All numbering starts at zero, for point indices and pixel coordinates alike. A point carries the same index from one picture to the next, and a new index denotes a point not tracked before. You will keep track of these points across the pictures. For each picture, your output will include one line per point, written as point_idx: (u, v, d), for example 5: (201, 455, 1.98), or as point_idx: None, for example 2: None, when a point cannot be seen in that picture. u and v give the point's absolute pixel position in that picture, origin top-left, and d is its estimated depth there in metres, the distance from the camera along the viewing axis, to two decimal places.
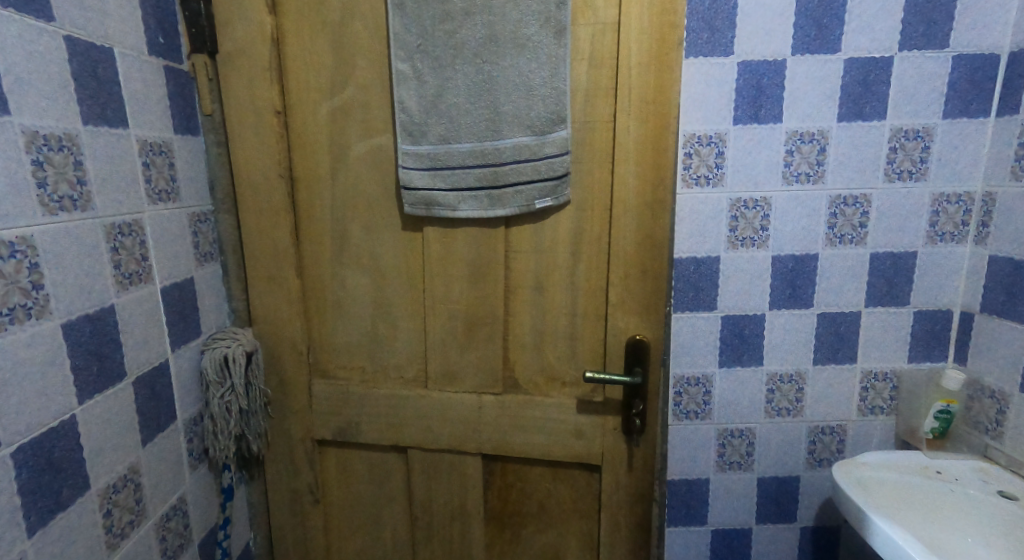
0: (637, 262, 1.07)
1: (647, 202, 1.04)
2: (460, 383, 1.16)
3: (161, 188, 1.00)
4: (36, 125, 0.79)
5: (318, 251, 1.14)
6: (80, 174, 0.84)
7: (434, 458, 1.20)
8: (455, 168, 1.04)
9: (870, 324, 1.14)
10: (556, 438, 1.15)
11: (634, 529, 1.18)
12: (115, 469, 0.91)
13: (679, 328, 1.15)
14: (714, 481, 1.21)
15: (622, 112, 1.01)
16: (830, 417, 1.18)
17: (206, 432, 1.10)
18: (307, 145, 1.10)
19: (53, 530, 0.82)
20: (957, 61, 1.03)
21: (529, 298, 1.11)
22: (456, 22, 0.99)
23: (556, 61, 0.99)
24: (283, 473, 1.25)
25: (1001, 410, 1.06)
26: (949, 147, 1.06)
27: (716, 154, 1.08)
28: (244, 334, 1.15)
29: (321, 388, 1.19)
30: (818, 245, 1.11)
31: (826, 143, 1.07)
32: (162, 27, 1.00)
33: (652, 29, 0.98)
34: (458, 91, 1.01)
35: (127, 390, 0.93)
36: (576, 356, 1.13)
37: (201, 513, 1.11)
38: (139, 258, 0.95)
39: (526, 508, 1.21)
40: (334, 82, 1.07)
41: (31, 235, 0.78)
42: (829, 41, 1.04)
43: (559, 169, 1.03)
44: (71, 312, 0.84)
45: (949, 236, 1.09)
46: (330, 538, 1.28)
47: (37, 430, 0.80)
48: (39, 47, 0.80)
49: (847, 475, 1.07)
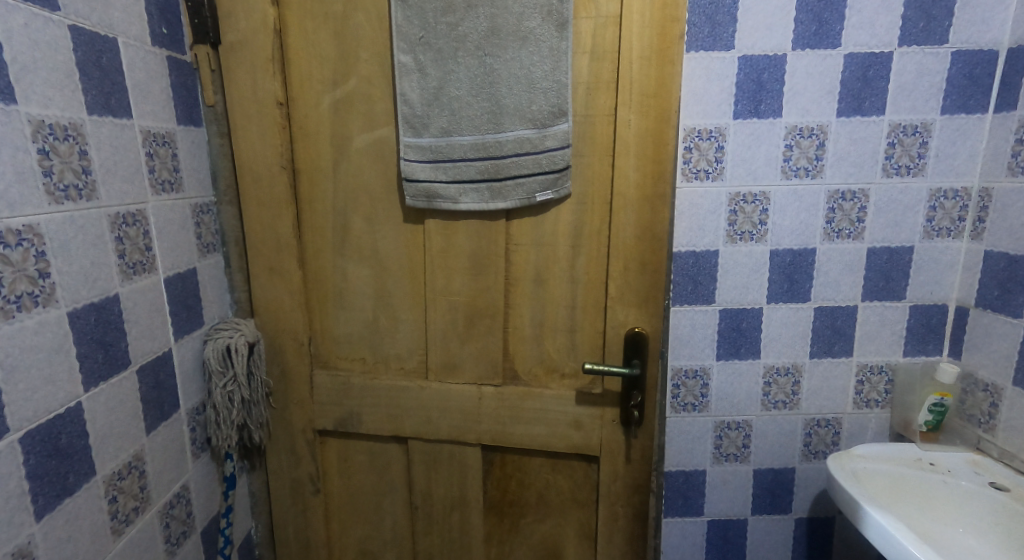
0: (637, 255, 1.08)
1: (647, 196, 1.05)
2: (460, 374, 1.17)
3: (164, 178, 1.00)
4: (42, 114, 0.80)
5: (320, 242, 1.15)
6: (85, 164, 0.85)
7: (434, 449, 1.21)
8: (456, 161, 1.05)
9: (866, 318, 1.15)
10: (556, 429, 1.17)
11: (631, 519, 1.20)
12: (120, 456, 0.92)
13: (677, 321, 1.16)
14: (710, 473, 1.22)
15: (623, 107, 1.02)
16: (825, 410, 1.19)
17: (209, 422, 1.11)
18: (309, 136, 1.11)
19: (60, 515, 0.83)
20: (956, 57, 1.04)
21: (529, 290, 1.12)
22: (458, 14, 0.99)
23: (558, 54, 0.99)
24: (284, 463, 1.26)
25: (994, 403, 1.07)
26: (947, 143, 1.07)
27: (716, 148, 1.09)
28: (247, 324, 1.16)
29: (322, 379, 1.20)
30: (816, 240, 1.12)
31: (825, 138, 1.08)
32: (165, 17, 1.01)
33: (653, 23, 0.98)
34: (460, 85, 1.01)
35: (131, 378, 0.93)
36: (576, 349, 1.14)
37: (204, 502, 1.12)
38: (143, 248, 0.96)
39: (525, 499, 1.22)
40: (337, 74, 1.07)
41: (37, 223, 0.79)
42: (829, 36, 1.04)
43: (560, 162, 1.03)
44: (76, 301, 0.84)
45: (945, 231, 1.10)
46: (331, 528, 1.30)
47: (45, 416, 0.81)
48: (45, 37, 0.80)
49: (842, 467, 1.09)
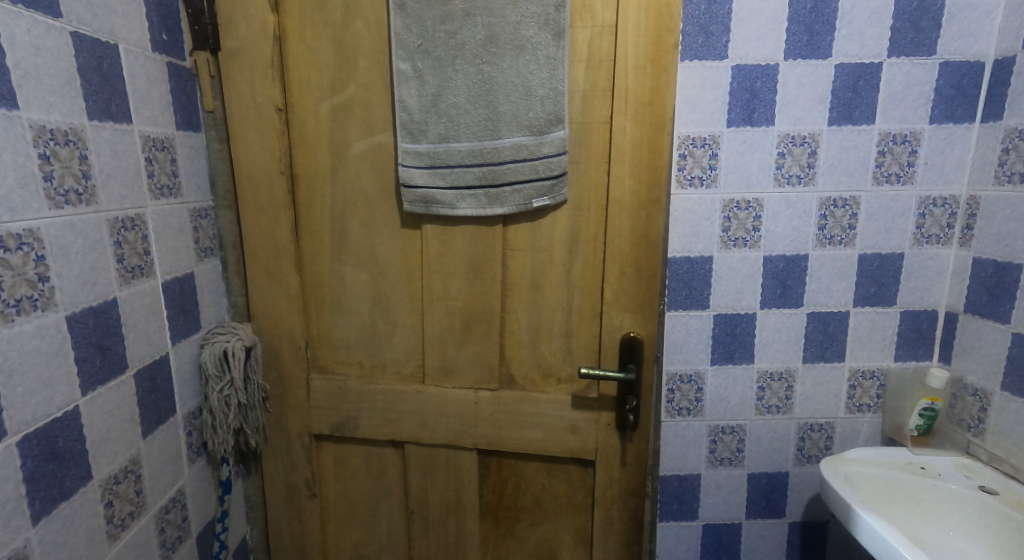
0: (633, 260, 1.09)
1: (643, 202, 1.06)
2: (457, 378, 1.17)
3: (163, 183, 1.01)
4: (43, 119, 0.80)
5: (318, 247, 1.15)
6: (85, 169, 0.86)
7: (431, 453, 1.21)
8: (454, 167, 1.06)
9: (857, 323, 1.16)
10: (552, 434, 1.17)
11: (627, 524, 1.20)
12: (116, 461, 0.92)
13: (672, 326, 1.18)
14: (704, 477, 1.24)
15: (618, 114, 1.03)
16: (818, 415, 1.21)
17: (206, 426, 1.11)
18: (308, 142, 1.11)
19: (56, 519, 0.83)
20: (943, 68, 1.06)
21: (526, 295, 1.13)
22: (456, 23, 1.00)
23: (555, 63, 1.01)
24: (281, 468, 1.26)
25: (983, 407, 1.09)
26: (935, 152, 1.09)
27: (710, 155, 1.10)
28: (244, 329, 1.16)
29: (318, 383, 1.21)
30: (809, 246, 1.13)
31: (817, 146, 1.10)
32: (165, 24, 1.02)
33: (648, 32, 1.00)
34: (458, 92, 1.03)
35: (128, 382, 0.94)
36: (572, 353, 1.15)
37: (199, 507, 1.12)
38: (142, 252, 0.96)
39: (520, 503, 1.23)
40: (336, 81, 1.08)
41: (37, 228, 0.79)
42: (821, 47, 1.06)
43: (557, 168, 1.05)
44: (76, 305, 0.85)
45: (934, 238, 1.12)
46: (326, 532, 1.29)
47: (43, 419, 0.81)
48: (47, 43, 0.81)
49: (835, 472, 1.09)
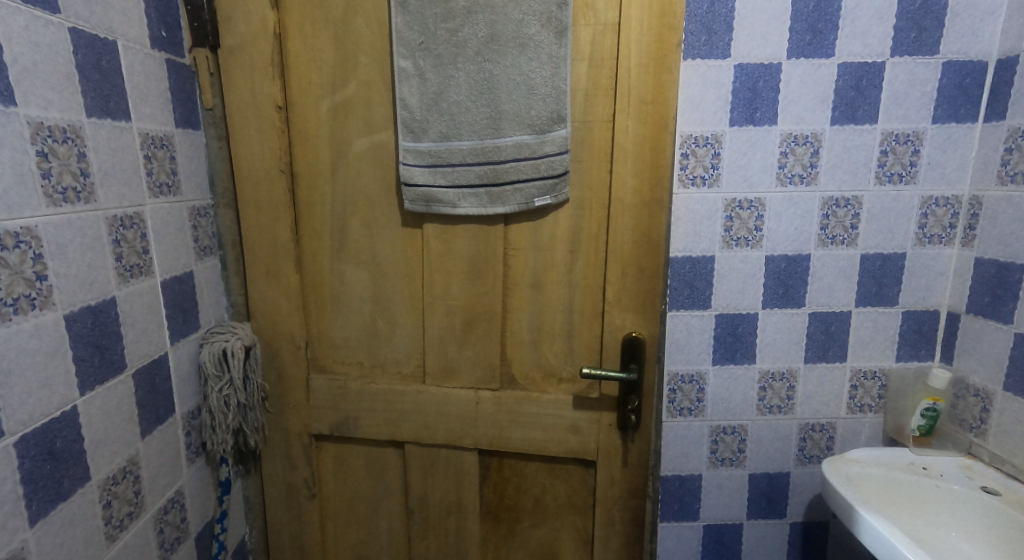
0: (635, 259, 1.08)
1: (645, 201, 1.05)
2: (458, 378, 1.17)
3: (162, 180, 1.00)
4: (41, 116, 0.79)
5: (318, 246, 1.15)
6: (84, 167, 0.85)
7: (432, 452, 1.21)
8: (455, 165, 1.05)
9: (859, 323, 1.16)
10: (553, 434, 1.17)
11: (628, 524, 1.19)
12: (115, 461, 0.91)
13: (674, 326, 1.17)
14: (705, 478, 1.23)
15: (621, 113, 1.02)
16: (819, 415, 1.20)
17: (204, 426, 1.11)
18: (308, 140, 1.11)
19: (54, 520, 0.82)
20: (946, 67, 1.06)
21: (528, 294, 1.12)
22: (458, 20, 1.00)
23: (557, 61, 1.00)
24: (280, 467, 1.25)
25: (985, 408, 1.09)
26: (937, 151, 1.09)
27: (713, 154, 1.10)
28: (243, 328, 1.16)
29: (318, 383, 1.20)
30: (811, 245, 1.13)
31: (819, 146, 1.09)
32: (165, 21, 1.01)
33: (652, 31, 0.99)
34: (460, 90, 1.02)
35: (127, 382, 0.93)
36: (573, 353, 1.14)
37: (198, 507, 1.11)
38: (141, 251, 0.95)
39: (521, 503, 1.22)
40: (336, 79, 1.08)
41: (35, 226, 0.79)
42: (824, 46, 1.06)
43: (559, 168, 1.04)
44: (73, 303, 0.84)
45: (937, 238, 1.12)
46: (326, 532, 1.29)
47: (41, 419, 0.80)
48: (46, 39, 0.80)
49: (837, 471, 1.09)
